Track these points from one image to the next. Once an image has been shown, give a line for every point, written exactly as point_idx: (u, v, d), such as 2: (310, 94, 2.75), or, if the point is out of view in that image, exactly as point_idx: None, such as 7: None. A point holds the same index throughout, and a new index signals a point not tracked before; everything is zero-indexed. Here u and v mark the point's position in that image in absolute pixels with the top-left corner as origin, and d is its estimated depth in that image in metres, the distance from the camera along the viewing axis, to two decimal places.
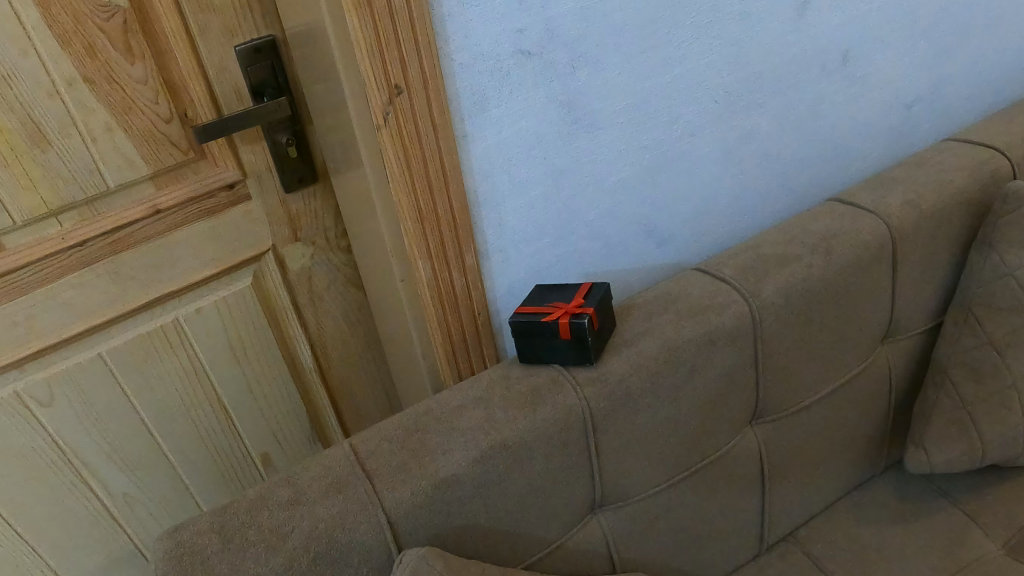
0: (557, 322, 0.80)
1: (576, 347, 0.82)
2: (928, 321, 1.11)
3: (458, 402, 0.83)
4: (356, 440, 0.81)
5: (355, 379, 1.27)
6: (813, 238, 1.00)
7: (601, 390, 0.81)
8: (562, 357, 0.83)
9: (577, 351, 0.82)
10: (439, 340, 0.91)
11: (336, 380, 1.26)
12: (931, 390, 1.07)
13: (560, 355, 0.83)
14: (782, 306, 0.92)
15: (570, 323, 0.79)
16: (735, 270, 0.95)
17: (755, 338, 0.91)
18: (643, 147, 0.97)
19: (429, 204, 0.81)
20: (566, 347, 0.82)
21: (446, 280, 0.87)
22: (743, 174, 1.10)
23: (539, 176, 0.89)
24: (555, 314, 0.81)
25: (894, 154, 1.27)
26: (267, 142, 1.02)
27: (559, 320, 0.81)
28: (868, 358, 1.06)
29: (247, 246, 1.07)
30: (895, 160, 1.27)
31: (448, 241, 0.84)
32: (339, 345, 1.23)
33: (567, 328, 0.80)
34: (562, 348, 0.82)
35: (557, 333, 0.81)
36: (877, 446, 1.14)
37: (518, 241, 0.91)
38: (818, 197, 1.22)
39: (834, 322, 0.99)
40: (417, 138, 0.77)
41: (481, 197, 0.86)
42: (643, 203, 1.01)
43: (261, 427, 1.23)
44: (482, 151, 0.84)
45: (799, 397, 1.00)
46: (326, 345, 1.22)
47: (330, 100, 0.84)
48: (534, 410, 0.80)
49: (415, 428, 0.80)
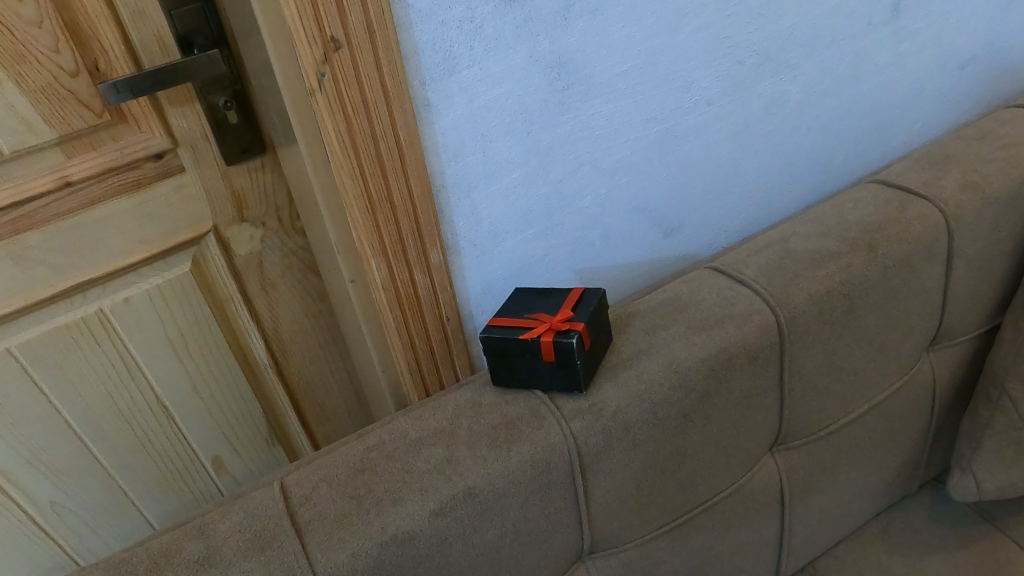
0: (538, 339, 0.65)
1: (562, 370, 0.66)
2: (980, 325, 0.95)
3: (417, 435, 0.68)
4: (289, 479, 0.66)
5: (318, 378, 1.12)
6: (852, 231, 0.84)
7: (592, 423, 0.66)
8: (544, 381, 0.68)
9: (563, 375, 0.66)
10: (399, 351, 0.76)
11: (296, 377, 1.11)
12: (983, 407, 0.93)
13: (543, 379, 0.68)
14: (816, 316, 0.76)
15: (555, 344, 0.64)
16: (758, 271, 0.78)
17: (783, 355, 0.75)
18: (650, 119, 0.80)
19: (381, 191, 0.65)
20: (550, 370, 0.67)
21: (406, 282, 0.71)
22: (768, 149, 0.93)
23: (522, 154, 0.73)
24: (537, 330, 0.65)
25: (941, 126, 1.10)
26: (202, 105, 0.85)
27: (541, 337, 0.65)
28: (910, 371, 0.90)
29: (183, 227, 0.91)
30: (940, 131, 1.10)
31: (406, 236, 0.69)
32: (299, 339, 1.07)
33: (551, 347, 0.64)
34: (545, 370, 0.67)
35: (538, 352, 0.65)
36: (912, 468, 0.99)
37: (497, 234, 0.76)
38: (852, 175, 1.05)
39: (875, 331, 0.83)
40: (364, 106, 0.61)
41: (450, 182, 0.70)
42: (648, 185, 0.84)
43: (210, 428, 1.08)
44: (451, 125, 0.67)
45: (830, 418, 0.84)
46: (282, 339, 1.06)
47: (259, 55, 0.68)
48: (510, 449, 0.65)
49: (362, 469, 0.65)
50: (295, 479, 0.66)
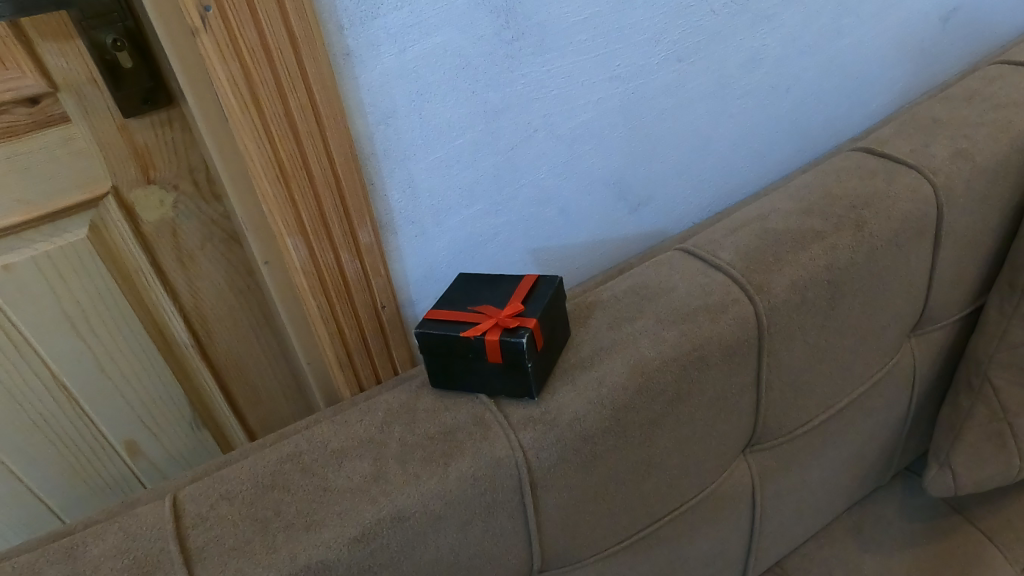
0: (483, 337, 0.55)
1: (511, 373, 0.57)
2: (965, 307, 0.87)
3: (340, 445, 0.57)
4: (183, 494, 0.56)
5: (251, 364, 1.00)
6: (838, 207, 0.74)
7: (545, 436, 0.57)
8: (491, 385, 0.58)
9: (512, 378, 0.57)
10: (326, 345, 0.65)
11: (225, 360, 0.98)
12: (965, 396, 0.86)
13: (488, 383, 0.58)
14: (798, 306, 0.68)
15: (502, 344, 0.54)
16: (735, 255, 0.70)
17: (761, 350, 0.67)
18: (613, 77, 0.70)
19: (293, 157, 0.54)
20: (497, 373, 0.57)
21: (330, 265, 0.61)
22: (741, 113, 0.84)
23: (466, 117, 0.62)
24: (481, 327, 0.56)
25: (921, 87, 1.02)
26: (86, 44, 0.70)
27: (486, 335, 0.55)
28: (892, 359, 0.83)
29: (74, 186, 0.78)
30: (922, 90, 1.02)
31: (328, 211, 0.58)
32: (224, 318, 0.95)
33: (498, 347, 0.55)
34: (490, 373, 0.57)
35: (484, 353, 0.56)
36: (886, 459, 0.93)
37: (439, 209, 0.65)
38: (829, 142, 0.96)
39: (860, 319, 0.75)
40: (265, 52, 0.49)
41: (381, 148, 0.59)
42: (611, 154, 0.75)
43: (121, 411, 0.96)
44: (379, 81, 0.56)
45: (806, 415, 0.77)
46: (204, 317, 0.94)
47: None
48: (448, 465, 0.55)
49: (272, 485, 0.55)
50: (190, 493, 0.55)
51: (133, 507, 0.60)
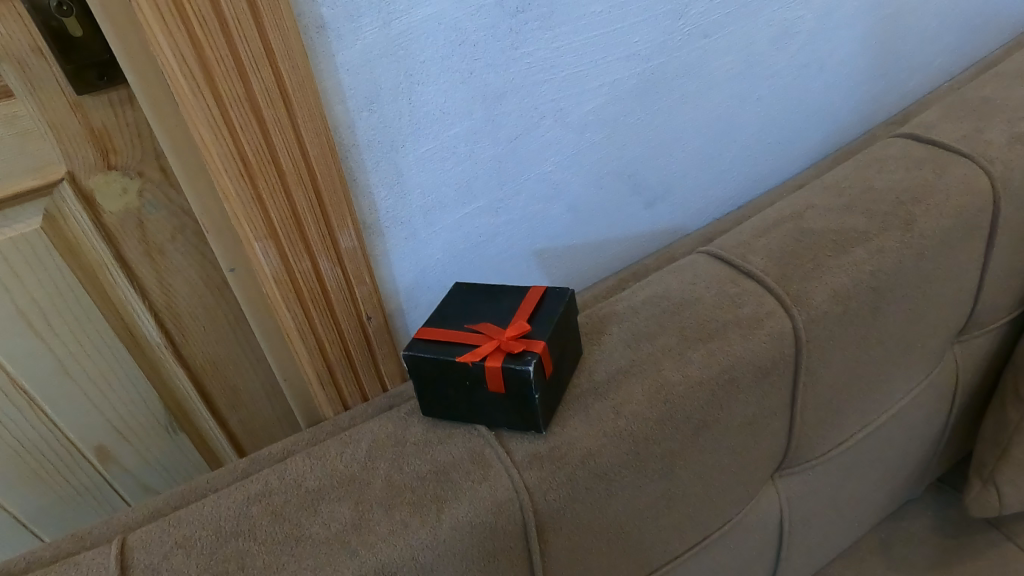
0: (483, 362, 0.47)
1: (515, 403, 0.49)
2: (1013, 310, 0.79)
3: (316, 484, 0.50)
4: (132, 538, 0.48)
5: (240, 376, 0.84)
6: (883, 203, 0.65)
7: (552, 475, 0.49)
8: (492, 416, 0.50)
9: (516, 408, 0.49)
10: (304, 360, 0.57)
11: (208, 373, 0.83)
12: (1012, 408, 0.78)
13: (488, 413, 0.50)
14: (839, 318, 0.60)
15: (504, 371, 0.46)
16: (768, 259, 0.61)
17: (797, 368, 0.59)
18: (631, 54, 0.61)
19: (259, 150, 0.45)
20: (498, 403, 0.49)
21: (306, 273, 0.52)
22: (771, 95, 0.75)
23: (463, 102, 0.54)
24: (479, 350, 0.48)
25: (962, 61, 0.92)
26: (24, 4, 0.54)
27: (485, 360, 0.47)
28: (933, 369, 0.75)
29: (20, 171, 0.61)
30: (963, 65, 0.92)
31: (303, 212, 0.49)
32: (207, 324, 0.79)
33: (500, 374, 0.47)
34: (491, 403, 0.49)
35: (483, 380, 0.48)
36: (918, 473, 0.86)
37: (431, 207, 0.57)
38: (863, 125, 0.87)
39: (906, 329, 0.67)
40: (220, 23, 0.40)
41: (364, 139, 0.50)
42: (627, 142, 0.66)
43: (90, 416, 0.82)
44: (359, 60, 0.47)
45: (841, 435, 0.69)
46: (182, 325, 0.78)
47: None
48: (441, 511, 0.47)
49: (236, 533, 0.47)
50: (141, 538, 0.48)
51: (83, 549, 0.52)
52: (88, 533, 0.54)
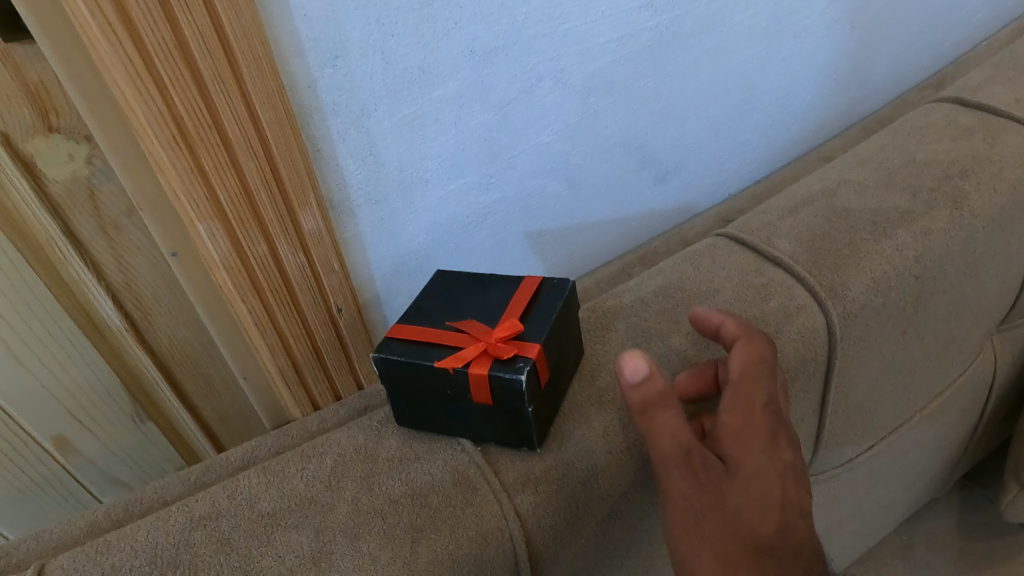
0: (467, 368, 0.39)
1: (505, 413, 0.41)
2: None
3: (271, 507, 0.42)
4: (52, 564, 0.40)
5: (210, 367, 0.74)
6: (927, 178, 0.57)
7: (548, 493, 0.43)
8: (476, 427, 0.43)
9: (507, 418, 0.41)
10: (264, 357, 0.50)
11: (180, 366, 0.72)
12: None
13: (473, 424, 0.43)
14: (878, 311, 0.52)
15: (492, 379, 0.39)
16: (798, 244, 0.54)
17: (829, 367, 0.52)
18: (645, 5, 0.53)
19: (197, 113, 0.37)
20: (485, 412, 0.42)
21: (262, 259, 0.45)
22: (799, 55, 0.66)
23: (447, 58, 0.45)
24: (463, 354, 0.40)
25: (999, 22, 0.84)
26: None
27: (470, 366, 0.40)
28: (970, 365, 0.68)
29: None
30: (1002, 24, 0.84)
31: (255, 187, 0.41)
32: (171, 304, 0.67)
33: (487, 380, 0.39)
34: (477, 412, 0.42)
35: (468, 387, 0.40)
36: (941, 473, 0.79)
37: (410, 182, 0.49)
38: (891, 93, 0.79)
39: (947, 322, 0.60)
40: None
41: (329, 102, 0.42)
42: (637, 108, 0.58)
43: (46, 403, 0.72)
44: (320, 5, 0.39)
45: (870, 438, 0.62)
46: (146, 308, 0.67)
47: None
48: (417, 543, 0.40)
49: (174, 566, 0.40)
50: (63, 567, 0.40)
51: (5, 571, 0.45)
52: (14, 549, 0.47)
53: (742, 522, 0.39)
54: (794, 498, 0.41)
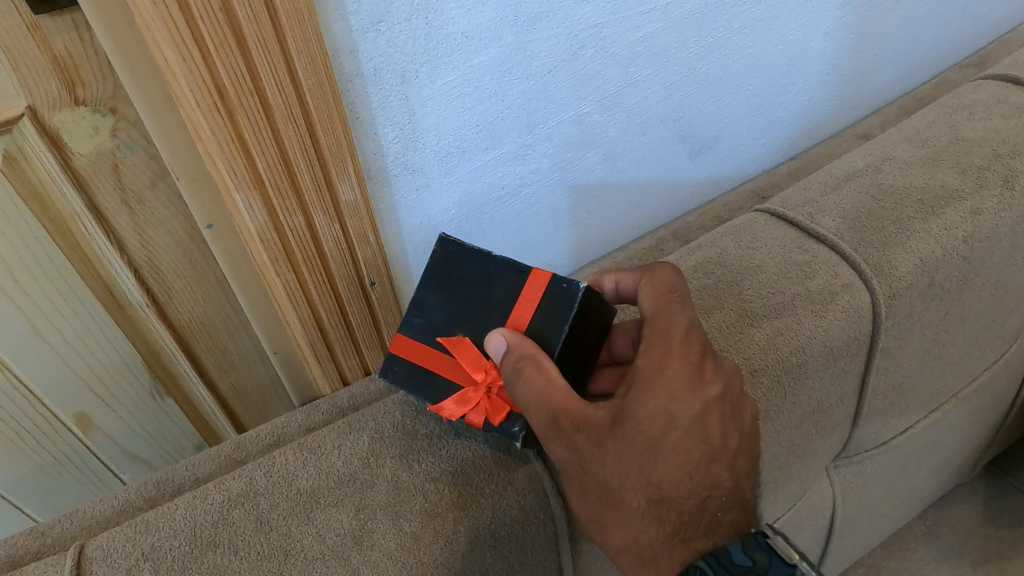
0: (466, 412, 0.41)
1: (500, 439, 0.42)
2: None
3: (309, 484, 0.42)
4: (91, 544, 0.40)
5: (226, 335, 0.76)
6: (976, 156, 0.56)
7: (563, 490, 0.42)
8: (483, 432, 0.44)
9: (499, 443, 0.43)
10: (297, 330, 0.49)
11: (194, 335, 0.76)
12: None
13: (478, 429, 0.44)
14: (923, 292, 0.51)
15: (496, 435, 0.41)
16: (841, 221, 0.53)
17: (873, 348, 0.51)
18: None
19: (240, 77, 0.36)
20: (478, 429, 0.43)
21: (297, 230, 0.44)
22: (844, 29, 0.65)
23: (491, 23, 0.44)
24: (467, 402, 0.41)
25: None
26: None
27: (475, 416, 0.41)
28: (1008, 349, 0.67)
29: None
30: None
31: (294, 155, 0.40)
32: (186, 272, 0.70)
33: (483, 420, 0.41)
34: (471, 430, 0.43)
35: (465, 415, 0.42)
36: (969, 459, 0.79)
37: (448, 152, 0.48)
38: (932, 73, 0.78)
39: (991, 304, 0.59)
40: None
41: (369, 67, 0.41)
42: (677, 79, 0.57)
43: (67, 378, 0.75)
44: None
45: (908, 422, 0.62)
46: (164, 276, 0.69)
47: None
48: (459, 521, 0.39)
49: (215, 544, 0.39)
50: (102, 546, 0.40)
51: (44, 554, 0.45)
52: (48, 528, 0.47)
53: (639, 472, 0.37)
54: (710, 435, 0.38)
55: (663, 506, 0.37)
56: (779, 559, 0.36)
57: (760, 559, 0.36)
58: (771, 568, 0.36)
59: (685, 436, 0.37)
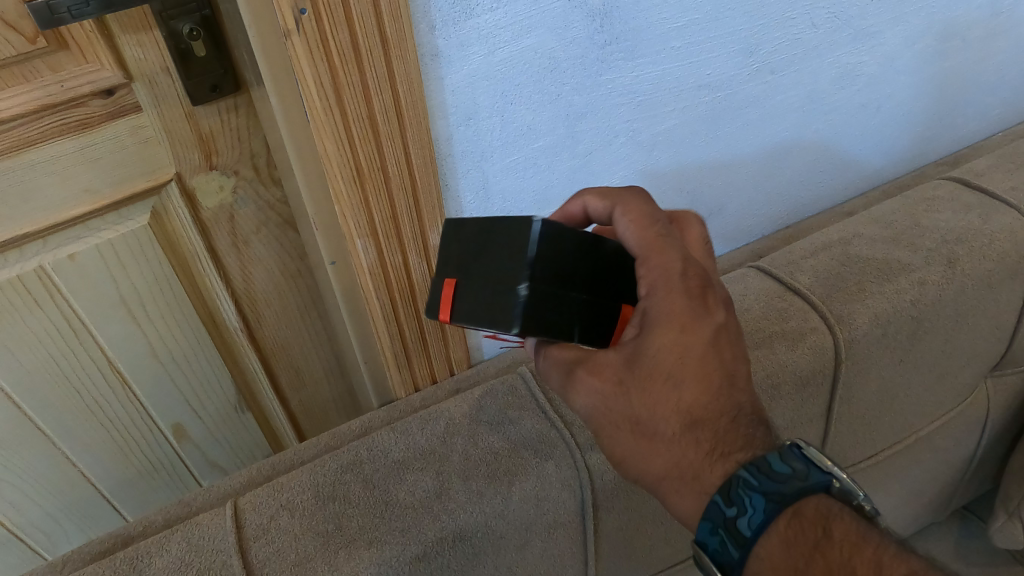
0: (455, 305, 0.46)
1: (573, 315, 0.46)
2: None
3: (400, 455, 0.56)
4: (243, 500, 0.54)
5: (299, 345, 0.94)
6: (928, 240, 0.70)
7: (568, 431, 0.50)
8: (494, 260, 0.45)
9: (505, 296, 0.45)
10: (387, 345, 0.64)
11: (277, 350, 0.94)
12: None
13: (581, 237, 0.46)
14: (876, 341, 0.65)
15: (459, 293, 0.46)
16: (814, 279, 0.67)
17: (835, 380, 0.65)
18: (701, 85, 0.67)
19: (374, 160, 0.52)
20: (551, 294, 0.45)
21: (397, 267, 0.59)
22: (829, 131, 0.80)
23: (548, 120, 0.60)
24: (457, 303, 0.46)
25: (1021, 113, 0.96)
26: (162, 32, 0.64)
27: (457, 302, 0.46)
28: (964, 399, 0.79)
29: (140, 174, 0.71)
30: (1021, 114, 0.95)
31: (401, 213, 0.56)
32: (274, 302, 0.89)
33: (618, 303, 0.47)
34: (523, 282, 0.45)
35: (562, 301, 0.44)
36: (937, 496, 0.91)
37: (510, 209, 0.64)
38: (912, 167, 0.92)
39: (941, 356, 0.72)
40: (355, 53, 0.47)
41: (459, 149, 0.57)
42: (689, 162, 0.72)
43: (172, 396, 0.92)
44: (463, 81, 0.54)
45: (873, 449, 0.75)
46: (258, 303, 0.88)
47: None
48: (512, 483, 0.54)
49: (332, 496, 0.54)
50: (251, 500, 0.54)
51: (192, 514, 0.60)
52: (194, 499, 0.62)
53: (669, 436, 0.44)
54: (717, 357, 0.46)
55: (694, 430, 0.44)
56: (818, 467, 0.44)
57: (797, 467, 0.43)
58: (808, 475, 0.44)
59: (710, 358, 0.45)
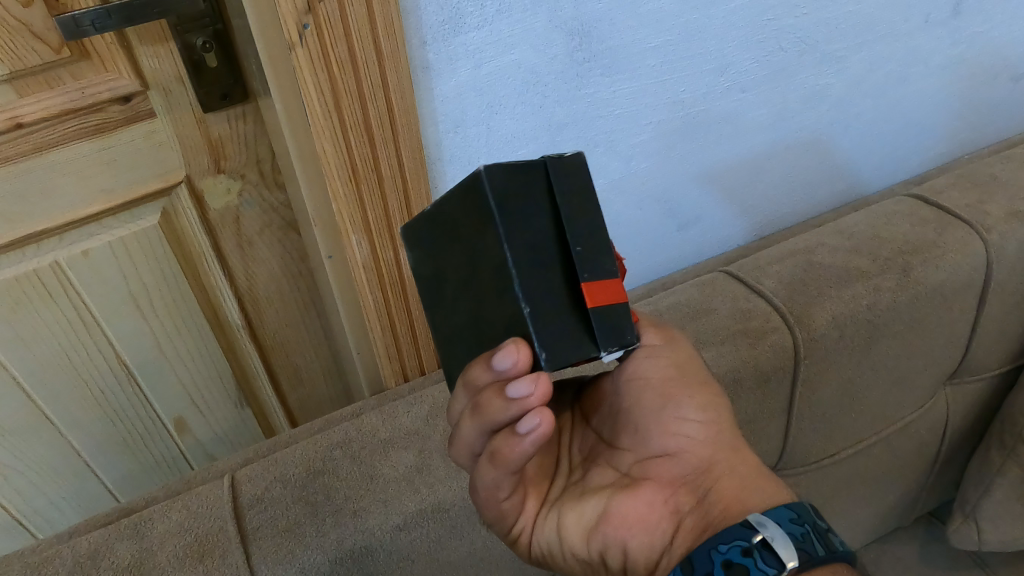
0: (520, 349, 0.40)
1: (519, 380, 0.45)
2: (1007, 365, 0.87)
3: (387, 435, 0.61)
4: (240, 474, 0.59)
5: (297, 341, 0.99)
6: (886, 250, 0.74)
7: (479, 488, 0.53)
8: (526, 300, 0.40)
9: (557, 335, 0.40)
10: (378, 335, 0.69)
11: (276, 347, 0.98)
12: (997, 455, 0.87)
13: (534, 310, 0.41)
14: (834, 342, 0.70)
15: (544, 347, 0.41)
16: (778, 283, 0.72)
17: (796, 377, 0.69)
18: (676, 102, 0.72)
19: (368, 162, 0.57)
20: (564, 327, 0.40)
21: (389, 262, 0.64)
22: (799, 148, 0.85)
23: (531, 130, 0.65)
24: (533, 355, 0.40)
25: (986, 138, 1.00)
26: (177, 43, 0.69)
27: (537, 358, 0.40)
28: (923, 404, 0.84)
29: (154, 176, 0.76)
30: (985, 137, 1.00)
31: (393, 211, 0.61)
32: (275, 300, 0.93)
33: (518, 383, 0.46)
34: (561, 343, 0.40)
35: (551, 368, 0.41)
36: (902, 499, 0.95)
37: None
38: (881, 184, 0.97)
39: (898, 361, 0.76)
40: (353, 65, 0.52)
41: (447, 154, 0.62)
42: (665, 173, 0.77)
43: (175, 390, 0.96)
44: (452, 91, 0.59)
45: (836, 446, 0.79)
46: (260, 301, 0.93)
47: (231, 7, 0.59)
48: None
49: (322, 470, 0.58)
50: (247, 473, 0.59)
51: (192, 487, 0.64)
52: (194, 475, 0.66)
53: None
54: None
55: None
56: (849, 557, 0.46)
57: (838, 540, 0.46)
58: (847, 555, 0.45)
59: None
